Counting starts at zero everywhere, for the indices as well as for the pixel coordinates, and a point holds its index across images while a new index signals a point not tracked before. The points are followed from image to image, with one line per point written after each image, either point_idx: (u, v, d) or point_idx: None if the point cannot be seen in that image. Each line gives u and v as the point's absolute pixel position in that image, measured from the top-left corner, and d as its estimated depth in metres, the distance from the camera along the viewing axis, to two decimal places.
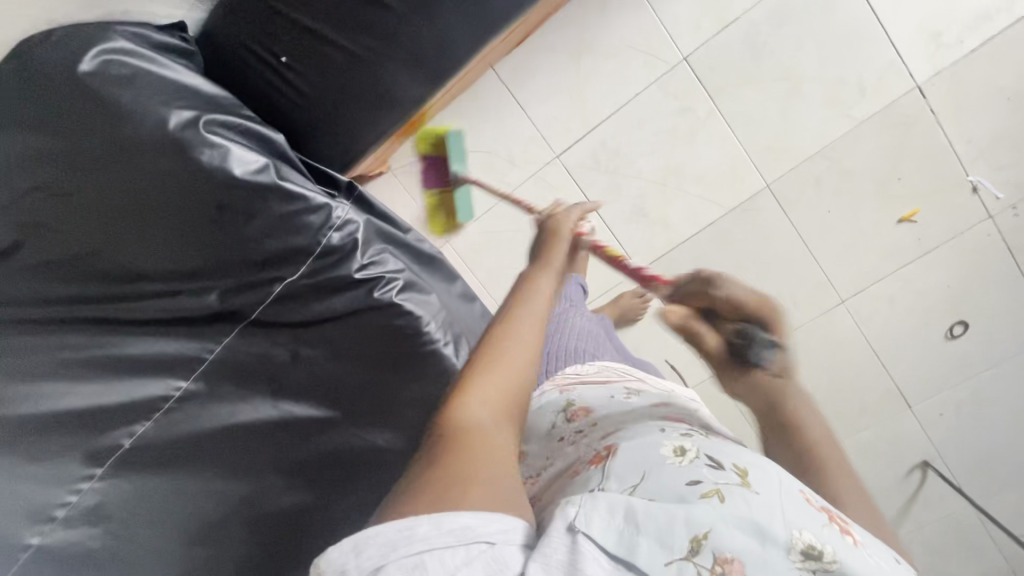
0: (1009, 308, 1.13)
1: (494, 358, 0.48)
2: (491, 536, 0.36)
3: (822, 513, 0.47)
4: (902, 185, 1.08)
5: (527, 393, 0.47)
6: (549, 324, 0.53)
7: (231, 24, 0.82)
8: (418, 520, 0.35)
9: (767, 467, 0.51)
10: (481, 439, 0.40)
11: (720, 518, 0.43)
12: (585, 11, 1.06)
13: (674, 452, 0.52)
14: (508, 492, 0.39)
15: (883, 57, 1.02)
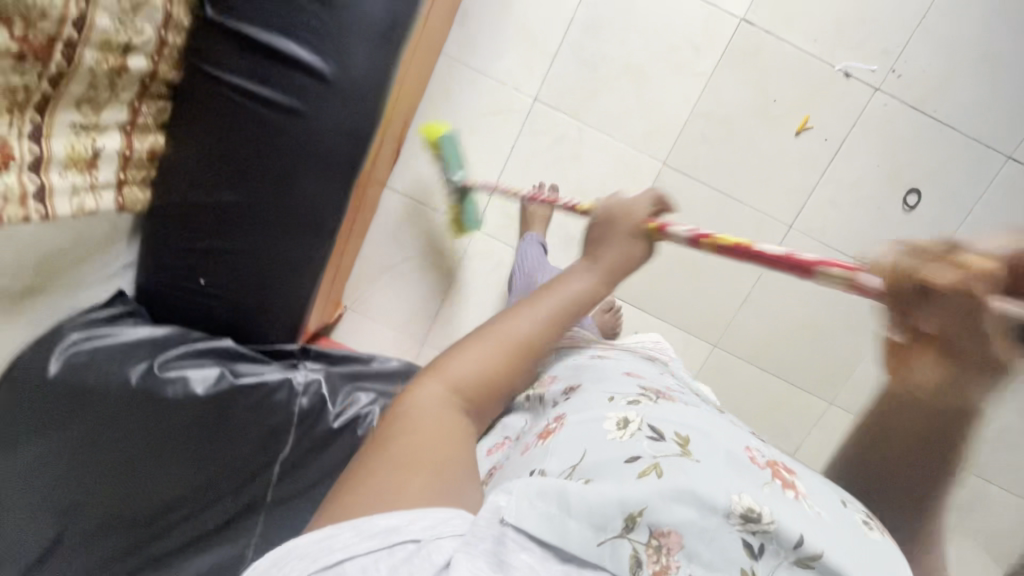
0: (947, 156, 1.11)
1: (463, 352, 0.62)
2: (416, 534, 0.45)
3: (765, 471, 0.60)
4: (781, 103, 1.11)
5: (493, 387, 0.62)
6: (528, 331, 0.64)
7: (156, 271, 0.93)
8: (372, 520, 0.46)
9: (710, 437, 0.62)
10: (421, 404, 0.57)
11: (659, 495, 0.54)
12: (435, 107, 1.17)
13: (618, 427, 0.63)
14: (408, 455, 0.51)
15: (698, 12, 1.08)
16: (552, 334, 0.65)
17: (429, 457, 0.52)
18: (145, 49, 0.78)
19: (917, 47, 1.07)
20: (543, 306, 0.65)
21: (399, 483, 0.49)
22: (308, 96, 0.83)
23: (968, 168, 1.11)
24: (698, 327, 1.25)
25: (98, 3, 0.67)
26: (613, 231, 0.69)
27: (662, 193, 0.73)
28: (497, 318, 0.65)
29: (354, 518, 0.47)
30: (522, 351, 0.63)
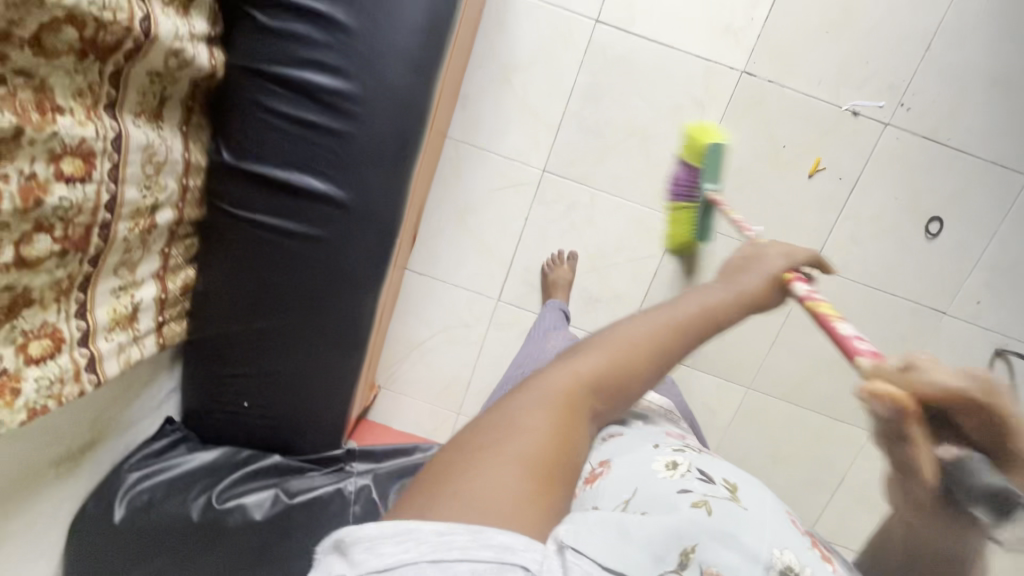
0: (966, 181, 1.10)
1: (600, 345, 0.56)
2: (528, 562, 0.38)
3: (807, 539, 0.55)
4: (791, 148, 1.10)
5: (617, 393, 0.56)
6: (660, 339, 0.57)
7: (202, 398, 0.96)
8: (488, 531, 0.39)
9: (753, 491, 0.60)
10: (546, 392, 0.51)
11: (710, 533, 0.50)
12: (446, 188, 1.19)
13: (667, 466, 0.61)
14: (529, 453, 0.46)
15: (698, 70, 1.08)
16: (681, 346, 0.59)
17: (548, 463, 0.46)
18: (167, 202, 0.80)
19: (924, 78, 1.05)
20: (679, 317, 0.59)
21: (518, 484, 0.43)
22: (328, 221, 0.85)
23: (988, 190, 1.10)
24: (730, 372, 1.25)
25: (124, 180, 0.70)
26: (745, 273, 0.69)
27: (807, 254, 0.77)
28: (635, 315, 0.60)
29: (467, 522, 0.40)
30: (654, 357, 0.57)
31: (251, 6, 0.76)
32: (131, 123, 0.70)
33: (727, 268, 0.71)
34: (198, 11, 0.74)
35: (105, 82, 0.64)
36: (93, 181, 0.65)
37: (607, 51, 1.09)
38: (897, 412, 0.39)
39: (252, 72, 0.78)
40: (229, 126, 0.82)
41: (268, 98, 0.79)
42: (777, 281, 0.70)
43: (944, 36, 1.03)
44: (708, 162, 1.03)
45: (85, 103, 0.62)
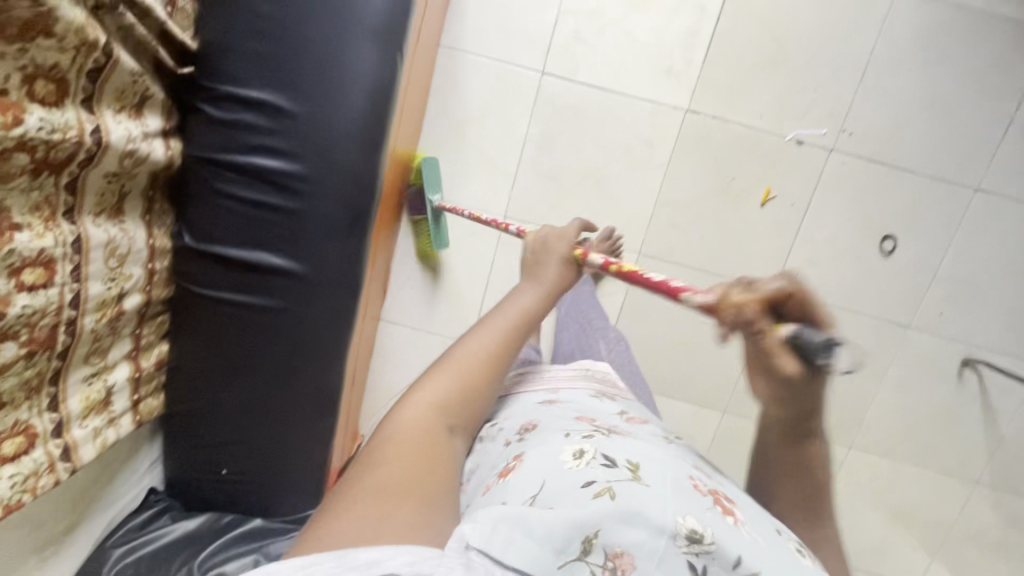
0: (914, 199, 1.12)
1: (440, 370, 0.66)
2: (396, 567, 0.45)
3: (707, 497, 0.59)
4: (741, 179, 1.14)
5: (465, 402, 0.65)
6: (489, 352, 0.67)
7: (183, 466, 0.99)
8: (355, 552, 0.46)
9: (656, 461, 0.62)
10: (401, 425, 0.60)
11: (612, 517, 0.54)
12: (412, 240, 1.23)
13: (574, 456, 0.61)
14: (394, 480, 0.54)
15: (643, 112, 1.12)
16: (510, 351, 0.69)
17: (412, 483, 0.55)
18: (135, 287, 0.84)
19: (862, 104, 1.09)
20: (499, 327, 0.69)
21: (386, 509, 0.51)
22: (287, 292, 0.88)
23: (938, 206, 1.12)
24: None
25: (87, 278, 0.74)
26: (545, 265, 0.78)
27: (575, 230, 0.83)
28: (466, 335, 0.69)
29: (338, 549, 0.47)
30: (488, 368, 0.67)
31: (204, 100, 0.81)
32: (91, 223, 0.74)
33: (527, 265, 0.79)
34: (152, 109, 0.79)
35: (62, 192, 0.68)
36: (56, 284, 0.69)
37: (555, 101, 1.13)
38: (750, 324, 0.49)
39: (211, 161, 0.83)
40: (191, 211, 0.86)
41: (227, 184, 0.83)
42: (574, 261, 0.77)
43: (877, 64, 1.07)
44: (423, 177, 1.12)
45: (43, 215, 0.66)
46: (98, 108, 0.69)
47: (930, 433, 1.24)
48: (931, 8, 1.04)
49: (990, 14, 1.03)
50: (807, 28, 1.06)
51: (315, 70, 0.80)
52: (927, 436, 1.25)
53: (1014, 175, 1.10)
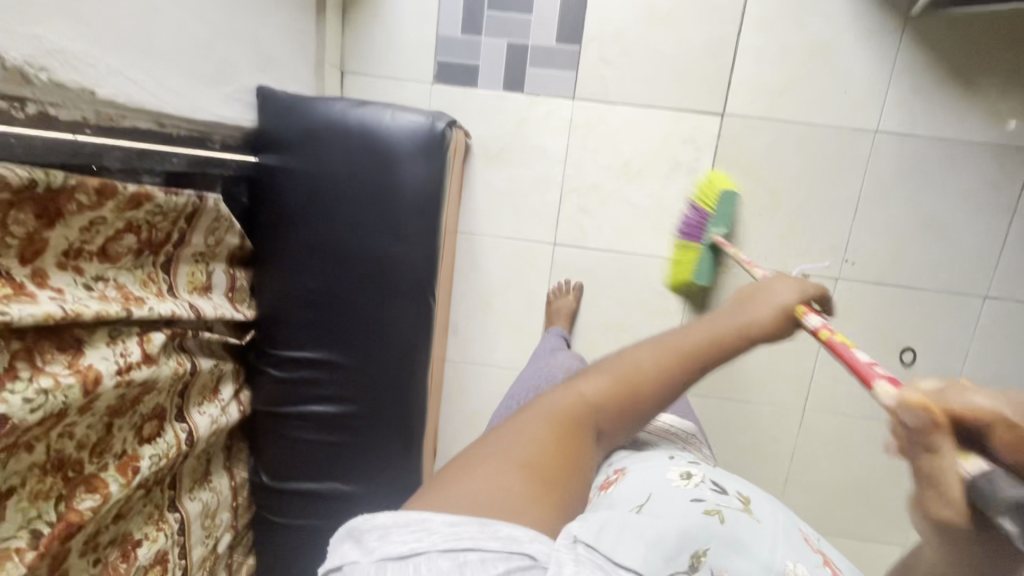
0: (928, 313, 1.16)
1: (606, 369, 0.55)
2: (534, 552, 0.40)
3: (818, 555, 0.53)
4: None
5: (611, 418, 0.54)
6: (658, 374, 0.54)
7: None
8: (496, 523, 0.41)
9: (763, 501, 0.58)
10: (548, 407, 0.52)
11: (720, 540, 0.50)
12: (455, 401, 1.31)
13: (681, 476, 0.57)
14: (534, 458, 0.47)
15: (653, 265, 1.20)
16: (688, 377, 0.55)
17: (549, 472, 0.47)
18: (224, 529, 0.94)
19: (861, 236, 1.15)
20: (681, 348, 0.55)
21: (516, 488, 0.44)
22: (342, 513, 0.97)
23: (954, 315, 1.15)
24: None
25: (189, 548, 0.84)
26: (756, 307, 0.60)
27: (822, 284, 0.67)
28: (637, 344, 0.58)
29: (475, 515, 0.41)
30: (653, 386, 0.54)
31: (268, 363, 0.92)
32: (187, 498, 0.84)
33: (736, 297, 0.62)
34: (225, 380, 0.89)
35: (166, 490, 0.78)
36: (168, 571, 0.79)
37: (571, 267, 1.22)
38: (926, 424, 0.36)
39: (277, 413, 0.94)
40: (264, 454, 0.96)
41: (293, 430, 0.94)
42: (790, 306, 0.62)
43: (867, 198, 1.13)
44: (722, 210, 1.10)
45: (155, 518, 0.76)
46: (188, 411, 0.79)
47: None
48: (912, 143, 1.10)
49: (968, 142, 1.09)
50: (797, 176, 1.13)
51: (359, 325, 0.90)
52: None
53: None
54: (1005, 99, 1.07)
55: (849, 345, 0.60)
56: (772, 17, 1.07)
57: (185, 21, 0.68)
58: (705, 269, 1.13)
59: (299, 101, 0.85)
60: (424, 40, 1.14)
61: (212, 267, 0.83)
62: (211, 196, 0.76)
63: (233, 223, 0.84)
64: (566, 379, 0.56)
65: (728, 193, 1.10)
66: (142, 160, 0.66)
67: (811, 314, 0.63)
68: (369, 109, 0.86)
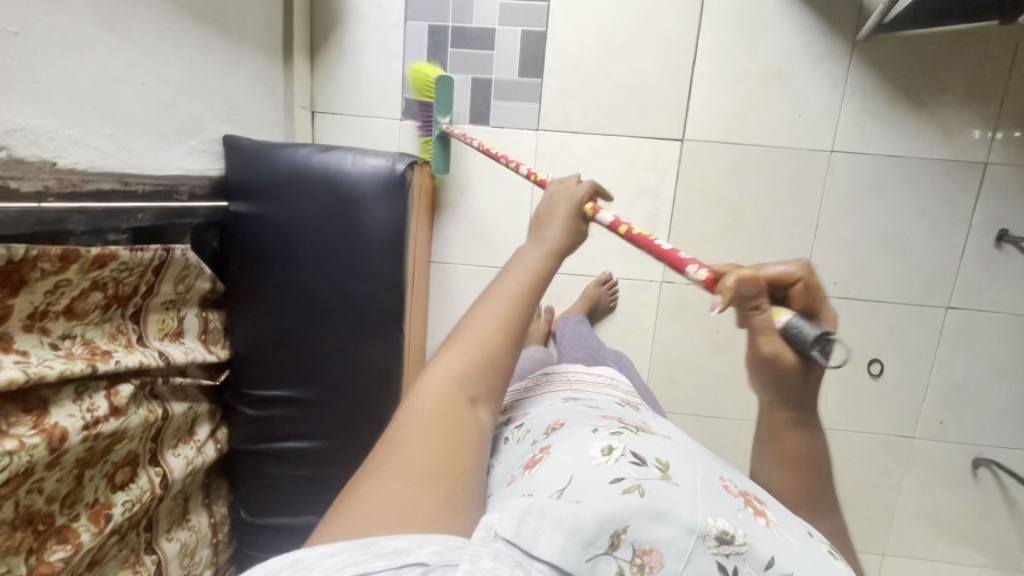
0: (892, 324, 1.19)
1: (459, 341, 0.58)
2: (425, 557, 0.39)
3: (739, 497, 0.54)
4: (725, 332, 1.23)
5: (481, 380, 0.56)
6: (496, 332, 0.58)
7: None
8: (381, 541, 0.39)
9: (683, 460, 0.57)
10: (425, 400, 0.53)
11: (641, 514, 0.48)
12: None
13: (602, 453, 0.55)
14: (418, 465, 0.46)
15: (623, 288, 1.23)
16: (522, 319, 0.60)
17: (437, 469, 0.47)
18: (204, 566, 0.96)
19: (824, 251, 1.18)
20: (504, 300, 0.60)
21: (407, 498, 0.43)
22: None
23: (917, 324, 1.18)
24: None
25: None
26: (545, 240, 0.67)
27: (600, 185, 0.74)
28: (471, 309, 0.60)
29: (359, 539, 0.40)
30: (502, 338, 0.58)
31: (243, 403, 0.95)
32: (165, 539, 0.86)
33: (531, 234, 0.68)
34: (201, 421, 0.92)
35: (142, 533, 0.80)
36: None
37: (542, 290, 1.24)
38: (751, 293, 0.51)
39: (255, 450, 0.96)
40: (244, 490, 0.99)
41: (271, 466, 0.96)
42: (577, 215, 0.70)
43: (827, 216, 1.16)
44: (442, 93, 1.15)
45: (131, 561, 0.78)
46: (161, 454, 0.82)
47: (960, 531, 1.26)
48: (866, 161, 1.13)
49: (920, 159, 1.12)
50: (758, 197, 1.16)
51: (331, 362, 0.92)
52: (959, 534, 1.27)
53: (981, 291, 1.15)
54: (953, 117, 1.10)
55: (649, 236, 0.67)
56: (725, 47, 1.11)
57: (146, 84, 0.72)
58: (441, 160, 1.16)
59: (265, 151, 0.88)
60: (391, 79, 1.17)
61: (183, 312, 0.86)
62: (178, 247, 0.79)
63: (202, 269, 0.87)
64: (420, 376, 0.56)
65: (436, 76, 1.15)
66: (108, 219, 0.69)
67: (601, 211, 0.71)
68: (332, 155, 0.89)
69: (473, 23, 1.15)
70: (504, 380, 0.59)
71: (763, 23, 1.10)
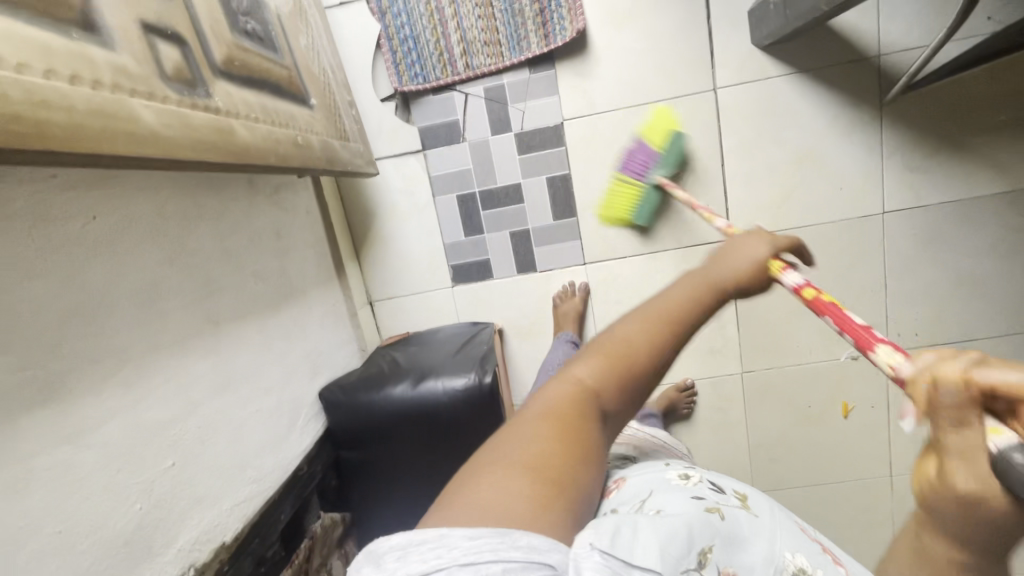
0: None
1: (598, 347, 0.48)
2: (553, 561, 0.33)
3: (816, 544, 0.49)
4: (817, 404, 1.23)
5: (622, 400, 0.46)
6: (652, 344, 0.46)
7: None
8: (515, 531, 0.33)
9: (758, 496, 0.54)
10: (546, 401, 0.44)
11: (721, 536, 0.45)
12: None
13: (680, 477, 0.53)
14: (538, 455, 0.39)
15: (705, 387, 1.24)
16: (675, 343, 0.47)
17: (557, 471, 0.39)
18: None
19: (899, 307, 1.16)
20: (665, 315, 0.48)
21: (518, 485, 0.37)
22: None
23: (1013, 353, 1.16)
24: None
25: None
26: (736, 254, 0.55)
27: (801, 239, 0.61)
28: (624, 317, 0.50)
29: (493, 525, 0.34)
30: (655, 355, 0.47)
31: None
32: None
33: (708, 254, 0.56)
34: None
35: None
36: None
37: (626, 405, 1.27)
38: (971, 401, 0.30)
39: None
40: None
41: None
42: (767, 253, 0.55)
43: (894, 273, 1.14)
44: (670, 149, 1.07)
45: None
46: None
47: None
48: (923, 212, 1.11)
49: (977, 197, 1.09)
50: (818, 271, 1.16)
51: None
52: None
53: None
54: (1001, 151, 1.07)
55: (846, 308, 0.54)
56: (750, 140, 1.11)
57: (260, 406, 0.78)
58: (646, 208, 1.11)
59: (365, 400, 0.93)
60: (435, 253, 1.21)
61: (328, 564, 0.92)
62: (315, 525, 0.88)
63: (331, 518, 0.93)
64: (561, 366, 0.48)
65: (676, 133, 1.06)
66: (265, 542, 0.73)
67: (789, 272, 0.57)
68: (425, 388, 0.91)
69: (498, 181, 1.17)
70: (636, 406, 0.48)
71: (783, 109, 1.08)
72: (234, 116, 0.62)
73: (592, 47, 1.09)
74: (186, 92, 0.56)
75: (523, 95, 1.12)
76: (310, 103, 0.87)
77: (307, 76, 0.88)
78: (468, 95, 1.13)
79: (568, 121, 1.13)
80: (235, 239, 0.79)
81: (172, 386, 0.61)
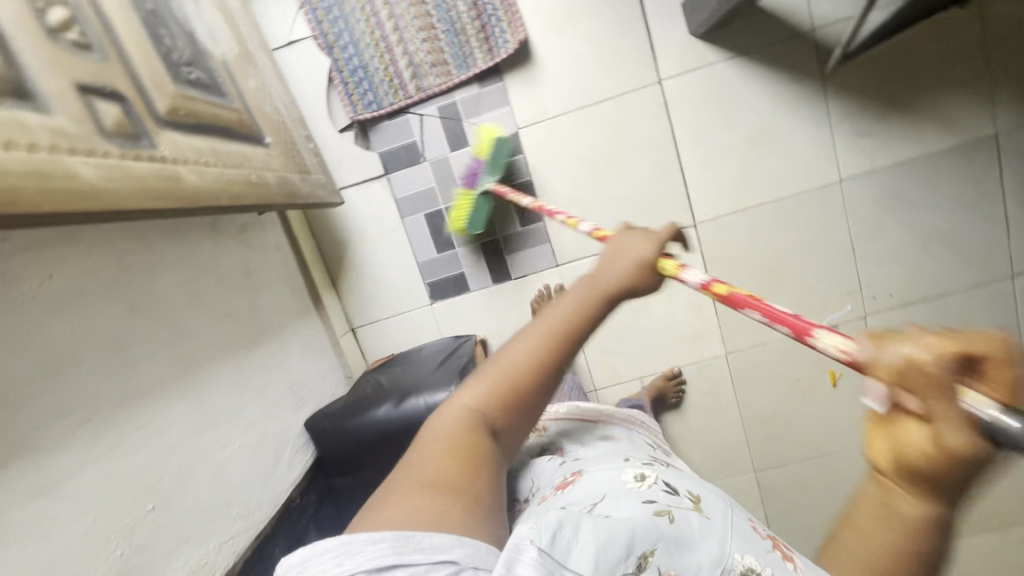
0: (966, 313, 1.18)
1: (486, 370, 0.52)
2: (457, 557, 0.39)
3: (766, 541, 0.51)
4: (805, 375, 1.23)
5: (512, 412, 0.50)
6: (533, 362, 0.50)
7: None
8: (417, 535, 0.39)
9: (712, 495, 0.56)
10: (438, 425, 0.49)
11: (668, 538, 0.47)
12: None
13: (635, 479, 0.55)
14: (428, 475, 0.45)
15: (692, 372, 1.25)
16: (560, 355, 0.51)
17: (449, 484, 0.45)
18: None
19: (871, 270, 1.18)
20: (546, 332, 0.51)
21: (411, 502, 0.43)
22: None
23: (989, 302, 1.17)
24: None
25: None
26: (616, 264, 0.54)
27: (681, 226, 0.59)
28: (512, 339, 0.53)
29: (395, 529, 0.40)
30: (541, 370, 0.50)
31: None
32: None
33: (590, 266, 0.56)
34: None
35: None
36: None
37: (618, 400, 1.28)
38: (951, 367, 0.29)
39: None
40: None
41: None
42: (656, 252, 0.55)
43: (861, 238, 1.16)
44: (494, 158, 1.10)
45: None
46: None
47: None
48: (880, 175, 1.13)
49: (930, 154, 1.11)
50: (786, 244, 1.17)
51: None
52: None
53: None
54: (945, 107, 1.09)
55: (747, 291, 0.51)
56: (701, 126, 1.13)
57: (244, 442, 0.79)
58: (476, 218, 1.14)
59: (350, 425, 0.94)
60: (411, 273, 1.23)
61: None
62: None
63: None
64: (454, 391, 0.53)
65: (500, 139, 1.08)
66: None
67: (687, 267, 0.55)
68: (408, 406, 0.92)
69: None
70: (534, 414, 0.52)
71: (729, 92, 1.11)
72: (179, 160, 0.64)
73: (537, 55, 1.12)
74: (128, 145, 0.58)
75: (476, 109, 1.15)
76: (265, 141, 0.89)
77: (260, 116, 0.91)
78: (422, 116, 1.16)
79: (523, 129, 1.15)
80: (203, 281, 0.80)
81: (146, 431, 0.63)
